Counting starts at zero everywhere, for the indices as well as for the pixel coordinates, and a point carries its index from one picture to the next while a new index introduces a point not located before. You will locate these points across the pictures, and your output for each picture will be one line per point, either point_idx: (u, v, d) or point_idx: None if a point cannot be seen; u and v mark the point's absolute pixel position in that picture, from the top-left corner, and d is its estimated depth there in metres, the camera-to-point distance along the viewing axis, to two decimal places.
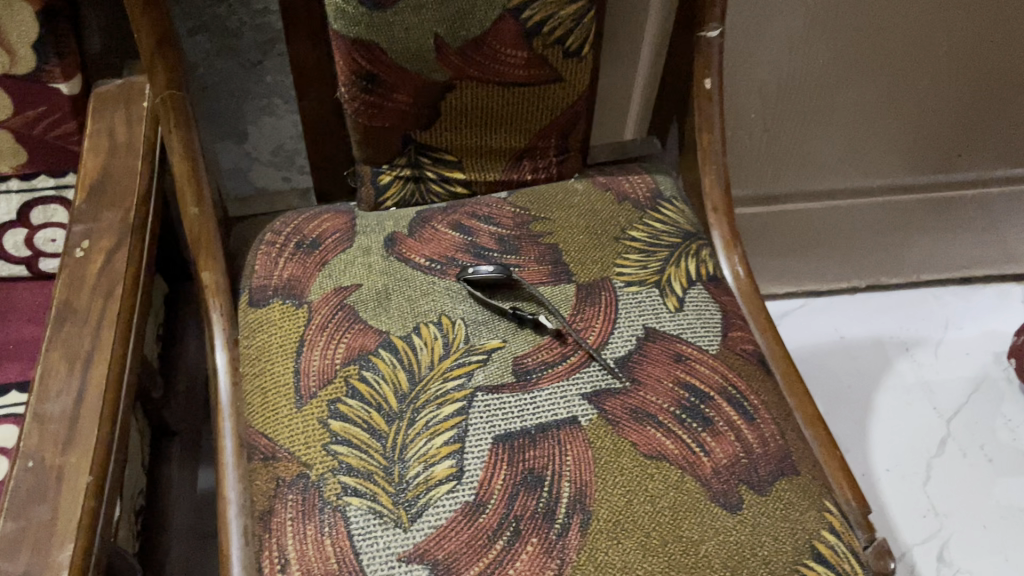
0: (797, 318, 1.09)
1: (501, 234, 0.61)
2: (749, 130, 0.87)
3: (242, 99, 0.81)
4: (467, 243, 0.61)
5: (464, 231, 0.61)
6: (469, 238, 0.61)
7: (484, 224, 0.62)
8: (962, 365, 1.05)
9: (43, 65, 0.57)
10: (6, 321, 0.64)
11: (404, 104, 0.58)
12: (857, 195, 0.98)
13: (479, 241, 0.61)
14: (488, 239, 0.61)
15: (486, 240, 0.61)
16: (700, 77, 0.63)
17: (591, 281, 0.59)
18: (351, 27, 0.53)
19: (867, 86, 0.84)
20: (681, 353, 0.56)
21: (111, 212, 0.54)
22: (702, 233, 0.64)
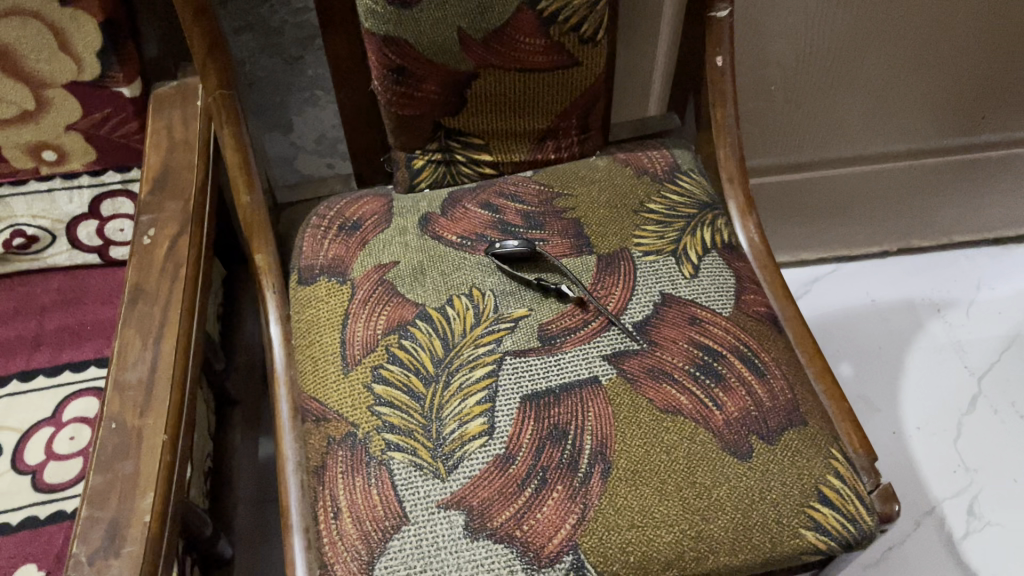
0: (827, 283, 1.12)
1: (527, 210, 0.66)
2: (770, 100, 0.89)
3: (287, 92, 0.86)
4: (495, 220, 0.65)
5: (492, 209, 0.66)
6: (498, 215, 0.66)
7: (512, 202, 0.67)
8: (994, 325, 1.07)
9: (107, 72, 0.63)
10: (83, 303, 0.71)
11: (432, 93, 0.63)
12: (883, 160, 1.00)
13: (506, 218, 0.65)
14: (515, 216, 0.65)
15: (513, 217, 0.65)
16: (712, 56, 0.66)
17: (611, 251, 0.63)
18: (381, 25, 0.57)
19: (886, 52, 0.86)
20: (696, 316, 0.60)
21: (173, 203, 0.59)
22: (717, 203, 0.67)
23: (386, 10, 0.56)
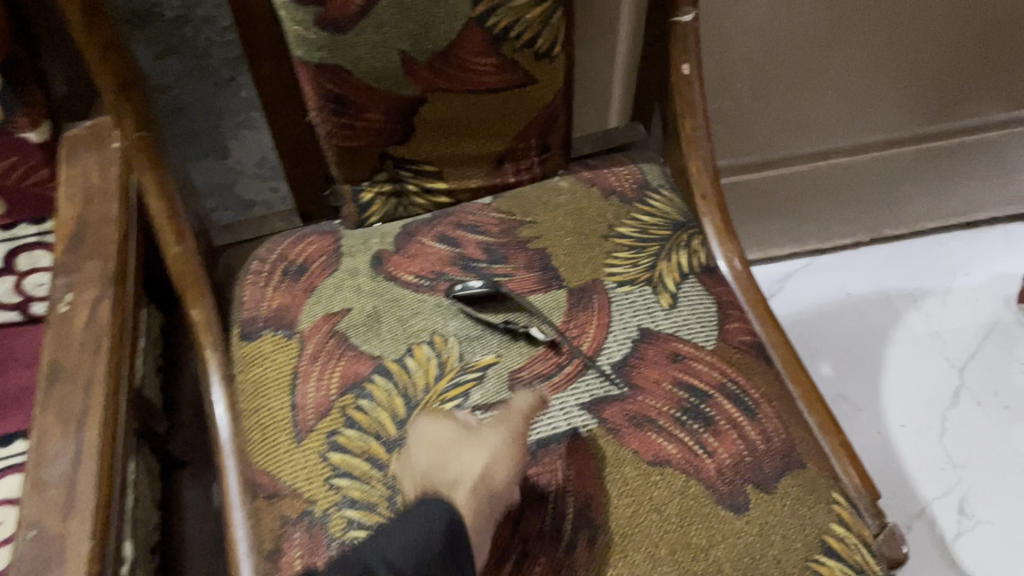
0: (801, 278, 1.08)
1: (489, 242, 0.61)
2: (738, 99, 0.85)
3: (220, 116, 0.80)
4: (454, 253, 0.60)
5: (450, 242, 0.61)
6: (457, 248, 0.60)
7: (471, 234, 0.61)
8: (972, 312, 1.04)
9: (8, 117, 0.56)
10: (5, 368, 0.64)
11: (376, 122, 0.57)
12: (853, 152, 0.96)
13: (466, 251, 0.60)
14: (476, 249, 0.60)
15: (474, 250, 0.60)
16: (677, 64, 0.61)
17: (582, 284, 0.58)
18: (313, 53, 0.51)
19: (855, 46, 0.82)
20: (678, 352, 0.55)
21: (92, 262, 0.53)
22: (692, 222, 0.63)
23: (318, 36, 0.50)
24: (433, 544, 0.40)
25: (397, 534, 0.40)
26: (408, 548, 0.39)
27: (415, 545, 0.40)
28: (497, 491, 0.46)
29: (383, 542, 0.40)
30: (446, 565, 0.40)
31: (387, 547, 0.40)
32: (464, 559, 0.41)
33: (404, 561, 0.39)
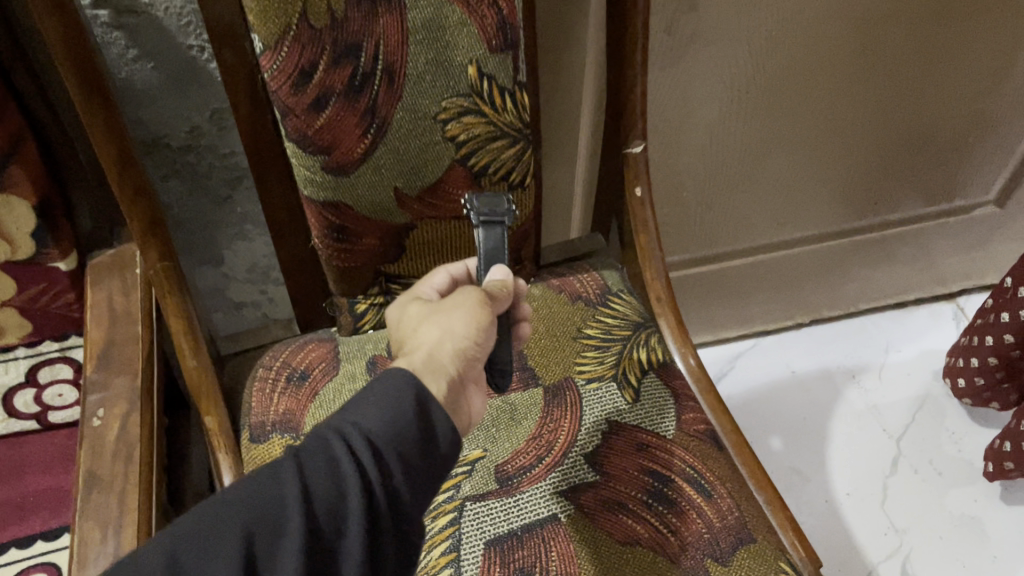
0: (749, 358, 1.18)
1: (501, 200, 0.57)
2: (684, 204, 0.95)
3: (217, 229, 0.87)
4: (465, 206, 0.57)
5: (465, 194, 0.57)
6: (472, 196, 0.57)
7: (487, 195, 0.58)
8: (905, 386, 1.14)
9: (42, 249, 0.63)
10: (23, 475, 0.68)
11: (372, 245, 0.65)
12: (789, 245, 1.07)
13: (474, 206, 0.56)
14: (483, 207, 0.56)
15: (486, 207, 0.56)
16: (631, 187, 0.70)
17: (556, 381, 0.66)
18: (320, 192, 0.59)
19: (786, 157, 0.93)
20: (642, 441, 0.63)
21: (120, 378, 0.59)
22: (649, 322, 0.71)
23: (324, 178, 0.59)
24: (407, 411, 0.40)
25: (371, 403, 0.39)
26: (384, 414, 0.39)
27: (388, 410, 0.39)
28: (452, 354, 0.46)
29: (356, 410, 0.39)
30: (424, 434, 0.40)
31: (363, 412, 0.39)
32: (440, 419, 0.41)
33: (381, 431, 0.38)
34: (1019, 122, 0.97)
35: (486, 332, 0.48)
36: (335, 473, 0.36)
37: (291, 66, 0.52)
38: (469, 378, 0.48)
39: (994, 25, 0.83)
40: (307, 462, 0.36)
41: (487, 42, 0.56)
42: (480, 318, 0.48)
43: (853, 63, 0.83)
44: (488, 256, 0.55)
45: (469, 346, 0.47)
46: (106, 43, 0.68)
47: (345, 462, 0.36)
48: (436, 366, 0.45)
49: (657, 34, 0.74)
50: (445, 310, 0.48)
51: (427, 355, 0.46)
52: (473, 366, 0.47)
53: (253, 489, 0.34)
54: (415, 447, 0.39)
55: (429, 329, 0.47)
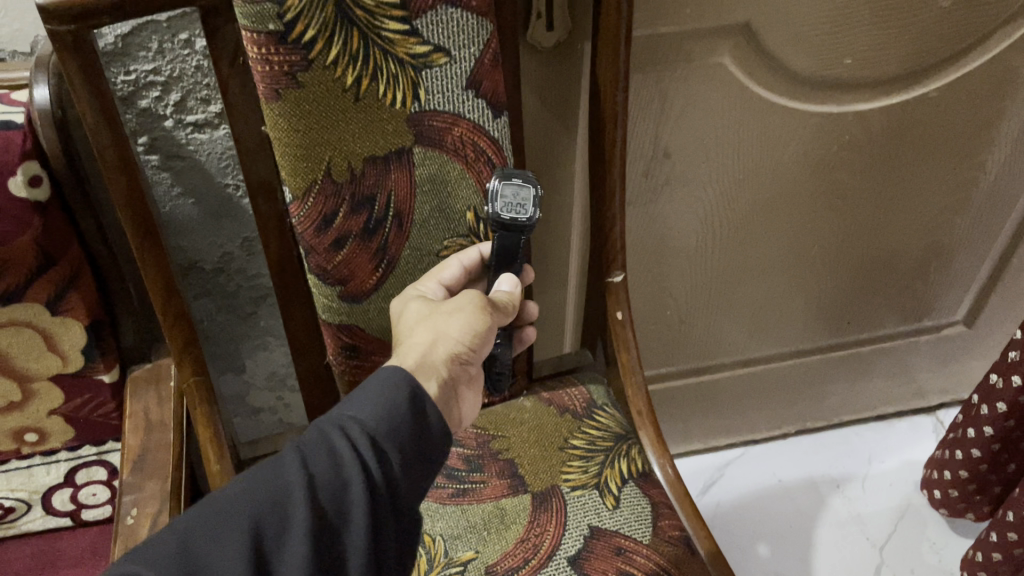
0: (738, 465, 1.23)
1: (524, 206, 0.63)
2: (668, 321, 1.03)
3: (241, 340, 0.96)
4: (490, 201, 0.63)
5: (491, 183, 0.63)
6: (497, 183, 0.63)
7: (513, 186, 0.63)
8: (887, 495, 1.19)
9: (89, 363, 0.71)
10: (56, 567, 0.77)
11: (381, 362, 0.73)
12: (770, 359, 1.14)
13: (497, 210, 0.63)
14: (506, 214, 0.62)
15: (507, 212, 0.62)
16: (613, 311, 0.79)
17: (543, 488, 0.73)
18: (336, 316, 0.68)
19: (762, 281, 1.01)
20: (620, 546, 0.69)
21: (152, 481, 0.66)
22: (631, 434, 0.78)
23: (340, 305, 0.67)
24: (400, 405, 0.46)
25: (367, 400, 0.46)
26: (379, 410, 0.46)
27: (383, 408, 0.46)
28: (448, 356, 0.55)
29: (351, 407, 0.46)
30: (415, 425, 0.46)
31: (359, 408, 0.46)
32: (430, 412, 0.47)
33: (376, 425, 0.45)
34: (975, 252, 1.05)
35: (479, 335, 0.57)
36: (336, 462, 0.43)
37: (315, 213, 0.62)
38: (459, 380, 0.56)
39: (942, 170, 0.93)
40: (311, 455, 0.43)
41: (483, 192, 0.66)
42: (474, 324, 0.57)
43: (817, 201, 0.92)
44: (499, 257, 0.65)
45: (461, 348, 0.56)
46: (154, 182, 0.78)
47: (344, 450, 0.43)
48: (427, 368, 0.53)
49: (636, 176, 0.84)
50: (445, 313, 0.58)
51: (425, 356, 0.54)
52: (462, 369, 0.56)
53: (263, 477, 0.41)
54: (405, 434, 0.46)
55: (429, 330, 0.56)
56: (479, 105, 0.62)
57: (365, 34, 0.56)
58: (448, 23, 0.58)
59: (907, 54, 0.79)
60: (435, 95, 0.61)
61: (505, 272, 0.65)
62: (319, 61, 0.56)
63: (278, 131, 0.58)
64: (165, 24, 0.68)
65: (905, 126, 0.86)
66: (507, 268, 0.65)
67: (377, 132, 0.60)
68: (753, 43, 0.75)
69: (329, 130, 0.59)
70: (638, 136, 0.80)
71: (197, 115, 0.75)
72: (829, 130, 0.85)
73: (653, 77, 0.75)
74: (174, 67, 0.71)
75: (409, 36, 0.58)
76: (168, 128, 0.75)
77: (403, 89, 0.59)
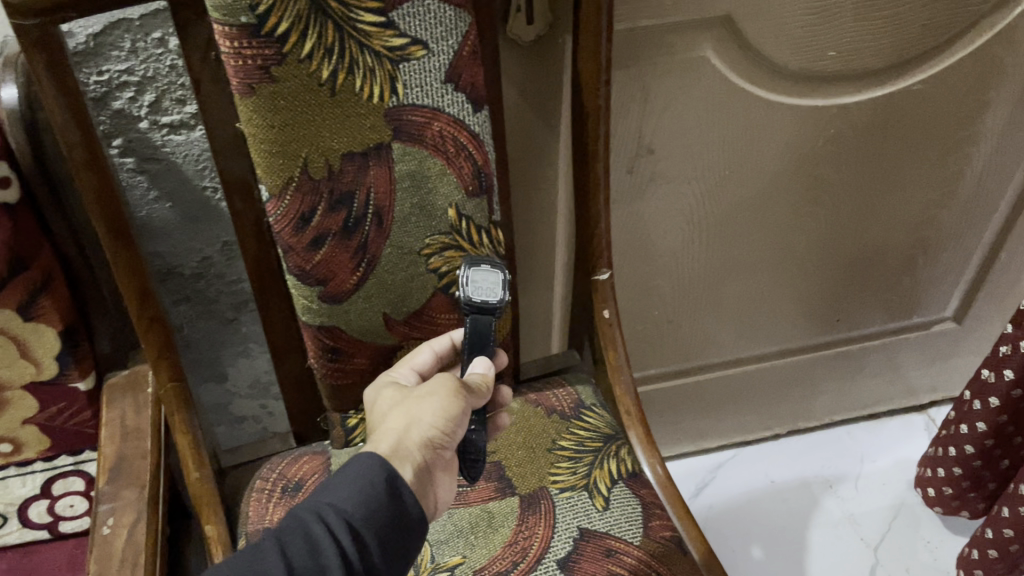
0: (730, 467, 1.22)
1: (496, 290, 0.64)
2: (657, 322, 1.02)
3: (223, 347, 0.94)
4: (460, 287, 0.64)
5: (461, 270, 0.65)
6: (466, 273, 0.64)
7: (482, 273, 0.65)
8: (881, 494, 1.18)
9: (64, 370, 0.69)
10: None
11: (363, 364, 0.71)
12: (760, 359, 1.13)
13: (468, 294, 0.64)
14: (476, 297, 0.64)
15: (478, 294, 0.64)
16: (599, 309, 0.78)
17: (531, 491, 0.72)
18: (316, 317, 0.66)
19: (749, 279, 1.00)
20: (610, 547, 0.67)
21: (129, 489, 0.65)
22: (620, 433, 0.77)
23: (320, 305, 0.66)
24: (378, 489, 0.47)
25: (343, 486, 0.47)
26: (355, 495, 0.47)
27: (362, 492, 0.47)
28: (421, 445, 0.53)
29: (332, 493, 0.47)
30: (394, 510, 0.47)
31: (336, 494, 0.47)
32: (410, 497, 0.49)
33: (353, 509, 0.46)
34: (963, 248, 1.05)
35: (454, 421, 0.55)
36: (314, 547, 0.43)
37: (293, 211, 0.61)
38: (435, 468, 0.54)
39: (929, 164, 0.92)
40: (290, 539, 0.43)
41: (465, 188, 0.65)
42: (448, 409, 0.55)
43: (803, 198, 0.92)
44: (472, 341, 0.65)
45: (435, 434, 0.54)
46: (130, 186, 0.77)
47: (322, 537, 0.44)
48: (402, 455, 0.52)
49: (621, 173, 0.83)
50: (419, 397, 0.56)
51: (397, 443, 0.52)
52: (437, 457, 0.54)
53: (240, 563, 0.42)
54: (384, 521, 0.47)
55: (403, 416, 0.55)
56: (459, 99, 0.61)
57: (340, 28, 0.55)
58: (426, 15, 0.57)
59: (891, 46, 0.78)
60: (414, 89, 0.59)
61: (478, 354, 0.65)
62: (294, 55, 0.55)
63: (253, 128, 0.57)
64: (137, 22, 0.67)
65: (889, 120, 0.86)
66: (480, 352, 0.65)
67: (354, 127, 0.59)
68: (735, 36, 0.74)
69: (305, 125, 0.58)
70: (622, 133, 0.79)
71: (172, 116, 0.73)
72: (814, 124, 0.84)
73: (635, 72, 0.74)
74: (147, 66, 0.70)
75: (385, 28, 0.56)
76: (143, 130, 0.73)
77: (381, 83, 0.58)
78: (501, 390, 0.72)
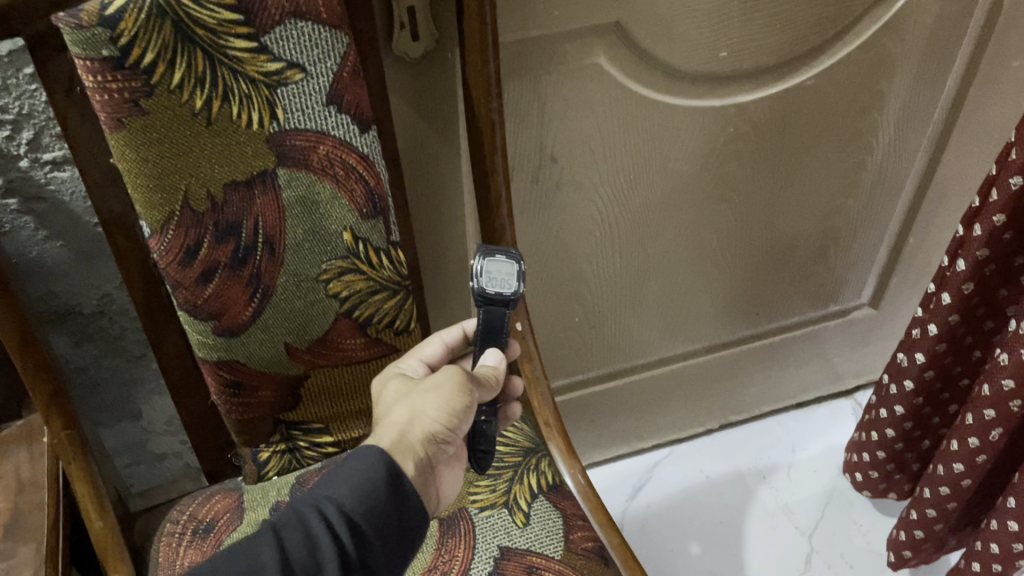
0: (665, 466, 1.22)
1: (510, 282, 0.62)
2: (578, 328, 1.02)
3: (133, 385, 0.91)
4: (474, 278, 0.62)
5: (476, 261, 0.62)
6: (482, 267, 0.62)
7: (497, 264, 0.63)
8: (813, 482, 1.19)
9: None
10: None
11: (268, 397, 0.70)
12: (686, 357, 1.14)
13: (481, 287, 0.62)
14: (490, 289, 0.61)
15: (492, 286, 0.62)
16: (512, 321, 0.77)
17: (450, 512, 0.70)
18: (213, 352, 0.65)
19: (667, 280, 1.01)
20: (531, 564, 0.66)
21: (27, 546, 0.61)
22: (541, 446, 0.76)
23: (217, 340, 0.64)
24: (378, 482, 0.47)
25: (344, 479, 0.47)
26: (355, 490, 0.46)
27: (360, 485, 0.47)
28: (422, 439, 0.53)
29: (330, 487, 0.47)
30: (393, 502, 0.47)
31: (335, 489, 0.46)
32: (411, 489, 0.48)
33: (353, 505, 0.46)
34: (873, 234, 1.07)
35: (458, 415, 0.55)
36: (311, 542, 0.43)
37: (177, 246, 0.59)
38: (436, 463, 0.54)
39: (831, 157, 0.94)
40: (285, 535, 0.43)
41: (358, 211, 0.64)
42: (452, 404, 0.55)
43: (711, 197, 0.93)
44: (484, 332, 0.63)
45: (438, 429, 0.54)
46: (15, 227, 0.74)
47: (319, 531, 0.44)
48: (403, 449, 0.52)
49: (526, 183, 0.83)
50: (423, 391, 0.56)
51: (398, 436, 0.53)
52: (439, 452, 0.54)
53: (238, 563, 0.42)
54: (382, 514, 0.46)
55: (406, 410, 0.55)
56: (344, 121, 0.60)
57: (210, 56, 0.53)
58: (300, 37, 0.56)
59: (783, 42, 0.79)
60: (295, 113, 0.58)
61: (490, 346, 0.63)
62: (163, 85, 0.53)
63: (127, 162, 0.55)
64: (6, 58, 0.63)
65: (787, 116, 0.87)
66: (493, 344, 0.63)
67: (234, 155, 0.57)
68: (628, 41, 0.74)
69: (182, 156, 0.56)
70: (523, 143, 0.79)
71: (53, 152, 0.70)
72: (714, 124, 0.85)
73: (530, 82, 0.74)
74: (22, 104, 0.67)
75: (259, 54, 0.55)
76: (24, 168, 0.70)
77: (259, 109, 0.57)
78: (513, 382, 0.72)
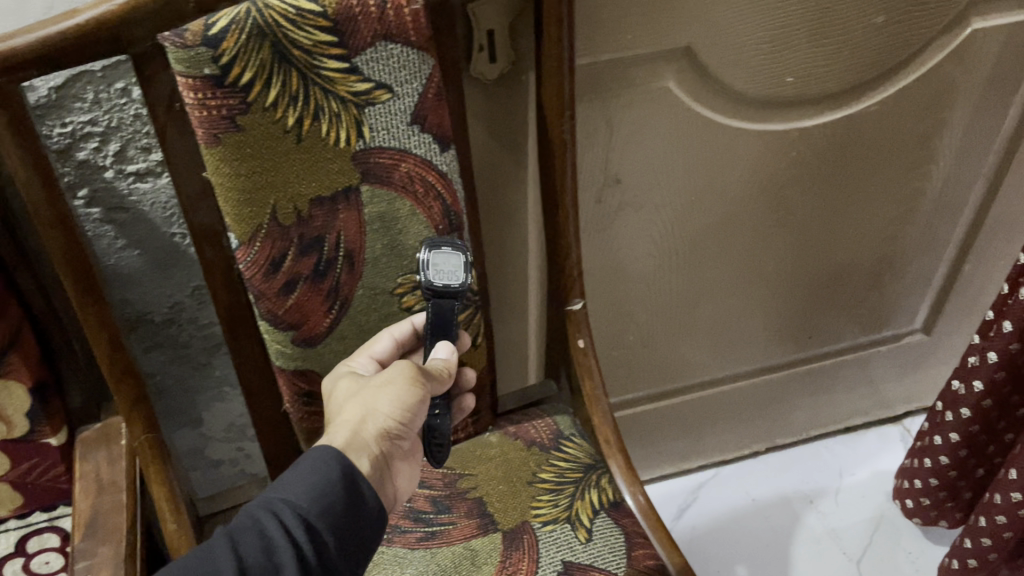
0: (711, 488, 1.22)
1: (456, 273, 0.64)
2: (631, 347, 1.03)
3: (196, 392, 0.93)
4: (421, 271, 0.63)
5: (422, 254, 0.63)
6: (427, 258, 0.63)
7: (444, 256, 0.64)
8: (860, 507, 1.19)
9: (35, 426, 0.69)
10: None
11: None
12: (736, 379, 1.14)
13: (429, 279, 0.63)
14: (437, 282, 0.63)
15: (439, 280, 0.63)
16: (574, 338, 0.78)
17: (513, 525, 0.72)
18: (290, 361, 0.67)
19: (721, 303, 1.02)
20: None
21: (106, 545, 0.63)
22: (600, 462, 0.77)
23: (294, 350, 0.66)
24: (333, 482, 0.48)
25: (298, 481, 0.48)
26: (309, 491, 0.47)
27: (315, 487, 0.47)
28: (379, 432, 0.54)
29: (286, 489, 0.47)
30: (348, 502, 0.48)
31: (291, 490, 0.47)
32: (366, 488, 0.49)
33: (308, 505, 0.47)
34: (929, 260, 1.07)
35: (410, 408, 0.56)
36: (268, 542, 0.44)
37: (264, 257, 0.61)
38: (393, 458, 0.55)
39: (889, 183, 0.94)
40: (242, 537, 0.44)
41: (435, 227, 0.66)
42: (404, 398, 0.56)
43: (768, 220, 0.93)
44: (433, 326, 0.65)
45: (391, 424, 0.55)
46: (97, 235, 0.76)
47: (275, 532, 0.44)
48: (359, 446, 0.53)
49: (590, 203, 0.84)
50: (375, 387, 0.57)
51: (353, 433, 0.53)
52: (394, 446, 0.55)
53: (190, 563, 0.42)
54: (337, 513, 0.47)
55: (359, 406, 0.56)
56: (426, 139, 0.62)
57: (305, 77, 0.55)
58: (389, 59, 0.57)
59: (847, 69, 0.80)
60: (380, 132, 0.60)
61: (440, 339, 0.65)
62: (258, 104, 0.55)
63: (221, 176, 0.57)
64: (99, 74, 0.66)
65: (848, 142, 0.87)
66: (442, 336, 0.64)
67: (321, 171, 0.59)
68: (695, 65, 0.75)
69: (272, 172, 0.58)
70: (588, 164, 0.80)
71: (138, 164, 0.73)
72: (775, 148, 0.85)
73: (599, 104, 0.75)
74: (111, 117, 0.69)
75: (349, 74, 0.56)
76: (109, 179, 0.73)
77: (347, 127, 0.58)
78: (465, 374, 0.73)
